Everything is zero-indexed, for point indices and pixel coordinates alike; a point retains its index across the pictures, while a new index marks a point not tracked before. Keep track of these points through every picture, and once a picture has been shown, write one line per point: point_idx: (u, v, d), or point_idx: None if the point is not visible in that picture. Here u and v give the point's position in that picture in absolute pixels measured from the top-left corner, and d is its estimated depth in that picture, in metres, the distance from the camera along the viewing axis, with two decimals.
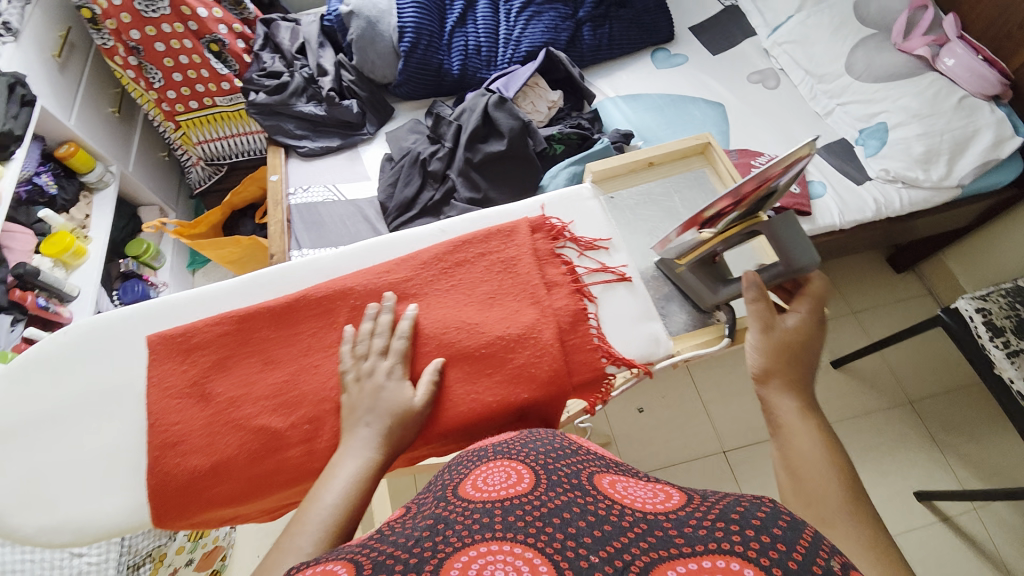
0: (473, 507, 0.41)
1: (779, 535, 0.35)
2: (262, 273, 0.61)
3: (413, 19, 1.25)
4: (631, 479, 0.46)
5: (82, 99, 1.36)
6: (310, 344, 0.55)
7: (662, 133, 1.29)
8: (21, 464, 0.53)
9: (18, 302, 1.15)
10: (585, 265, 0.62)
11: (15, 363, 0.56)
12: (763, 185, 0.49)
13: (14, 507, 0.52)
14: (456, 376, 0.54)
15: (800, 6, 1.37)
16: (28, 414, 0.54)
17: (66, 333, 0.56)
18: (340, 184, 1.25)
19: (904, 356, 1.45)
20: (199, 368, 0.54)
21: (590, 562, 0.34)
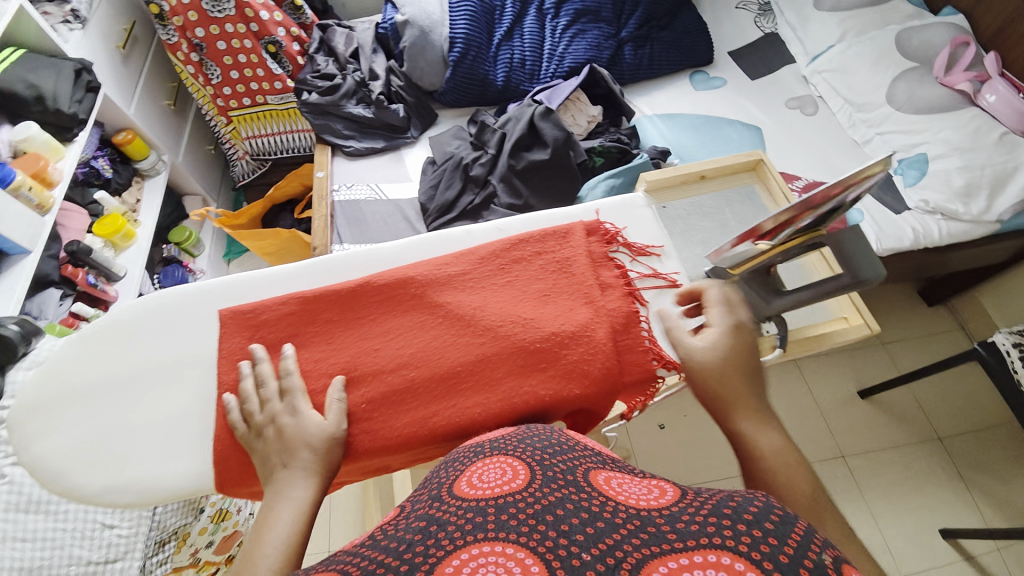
0: (467, 507, 0.41)
1: (770, 530, 0.36)
2: (326, 259, 0.64)
3: (464, 30, 1.30)
4: (627, 475, 0.47)
5: (141, 90, 1.42)
6: (370, 330, 0.58)
7: (699, 153, 1.31)
8: (90, 424, 0.56)
9: (70, 277, 1.18)
10: (637, 269, 0.64)
11: (91, 328, 0.60)
12: (825, 201, 0.53)
13: (81, 465, 0.55)
14: (509, 370, 0.55)
15: (842, 36, 1.37)
16: (99, 377, 0.57)
17: (143, 303, 0.60)
18: (383, 184, 1.29)
19: (933, 391, 1.42)
20: (264, 345, 0.57)
21: (582, 561, 0.35)
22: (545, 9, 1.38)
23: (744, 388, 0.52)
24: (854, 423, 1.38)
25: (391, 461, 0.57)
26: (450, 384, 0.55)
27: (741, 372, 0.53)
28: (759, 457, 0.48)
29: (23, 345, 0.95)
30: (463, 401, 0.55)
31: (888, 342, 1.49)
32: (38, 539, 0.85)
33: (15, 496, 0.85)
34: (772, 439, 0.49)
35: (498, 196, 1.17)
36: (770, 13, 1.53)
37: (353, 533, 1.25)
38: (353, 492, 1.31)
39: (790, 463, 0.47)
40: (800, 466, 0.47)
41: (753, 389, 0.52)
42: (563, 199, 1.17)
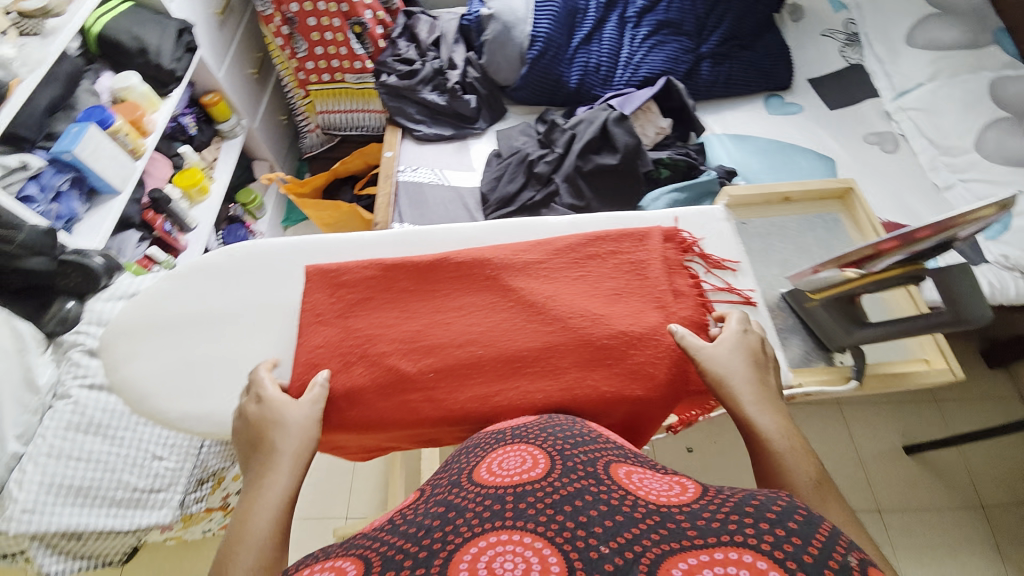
0: (487, 494, 0.45)
1: (795, 530, 0.36)
2: (409, 232, 0.74)
3: (546, 30, 1.32)
4: (649, 471, 0.49)
5: (231, 56, 1.50)
6: (443, 303, 0.65)
7: (764, 176, 1.27)
8: (194, 350, 0.66)
9: (149, 223, 1.27)
10: (711, 281, 0.70)
11: (206, 267, 0.70)
12: (920, 240, 0.54)
13: (184, 383, 0.65)
14: (576, 364, 0.60)
15: (934, 75, 1.32)
16: (207, 311, 0.68)
17: (249, 248, 0.70)
18: (446, 170, 1.32)
19: (983, 457, 1.34)
20: (343, 303, 0.65)
21: (600, 553, 0.37)
22: (627, 16, 1.39)
23: (745, 381, 0.56)
24: (892, 478, 1.32)
25: (448, 430, 0.61)
26: (520, 367, 0.61)
27: (740, 367, 0.57)
28: (759, 443, 0.52)
29: (106, 277, 1.02)
30: (530, 384, 0.60)
31: (940, 399, 1.41)
32: (92, 461, 0.90)
33: (78, 416, 0.90)
34: (774, 427, 0.52)
35: (561, 195, 1.18)
36: (858, 44, 1.48)
37: (372, 504, 1.29)
38: (377, 465, 1.35)
39: (791, 448, 0.50)
40: (802, 451, 0.50)
41: (756, 382, 0.56)
42: (625, 203, 1.19)
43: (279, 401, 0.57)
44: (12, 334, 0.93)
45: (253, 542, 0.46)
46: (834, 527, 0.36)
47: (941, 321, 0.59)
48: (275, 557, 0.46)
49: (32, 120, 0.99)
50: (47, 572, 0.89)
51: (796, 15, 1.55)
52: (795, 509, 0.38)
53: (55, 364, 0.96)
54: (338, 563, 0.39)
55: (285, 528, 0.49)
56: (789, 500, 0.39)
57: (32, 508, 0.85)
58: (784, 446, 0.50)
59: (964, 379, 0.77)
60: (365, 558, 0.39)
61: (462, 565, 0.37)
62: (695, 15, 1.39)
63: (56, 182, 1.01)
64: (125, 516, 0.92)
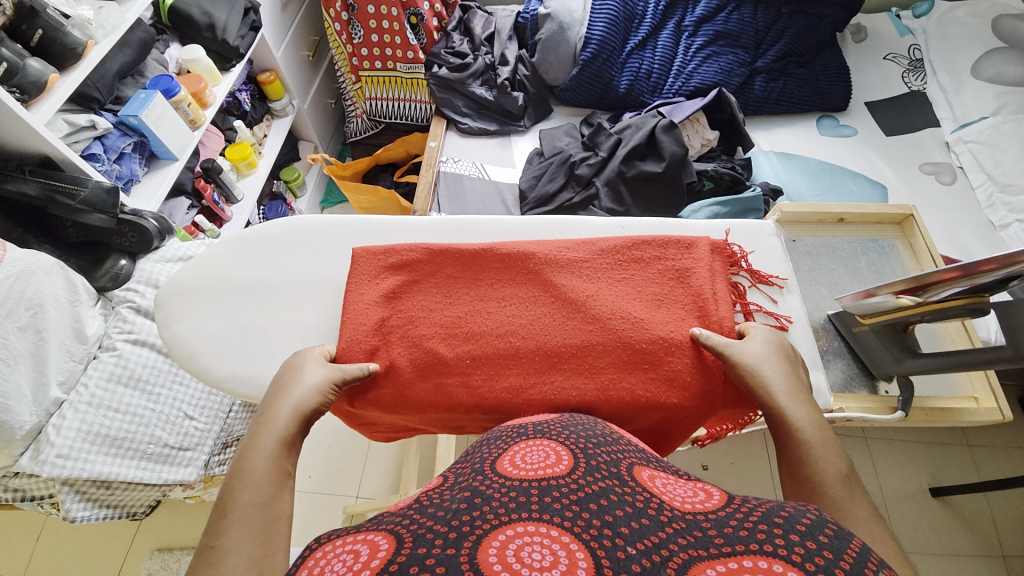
0: (511, 486, 0.44)
1: (827, 545, 0.35)
2: (455, 220, 0.76)
3: (601, 32, 1.31)
4: (671, 477, 0.48)
5: (290, 37, 1.54)
6: (486, 292, 0.67)
7: (811, 198, 1.24)
8: (241, 315, 0.69)
9: (199, 191, 1.32)
10: (758, 296, 0.71)
11: (261, 237, 0.73)
12: (989, 270, 0.52)
13: (229, 346, 0.68)
14: (613, 367, 0.61)
15: (997, 110, 1.27)
16: (256, 279, 0.71)
17: (303, 222, 0.74)
18: (487, 165, 1.34)
19: (1015, 509, 1.27)
20: (387, 283, 0.68)
21: (626, 554, 0.36)
22: (683, 25, 1.37)
23: (776, 374, 0.56)
24: (916, 520, 1.26)
25: (478, 419, 0.63)
26: (557, 364, 0.62)
27: (775, 364, 0.57)
28: (787, 434, 0.51)
29: (157, 240, 1.07)
30: (565, 381, 0.61)
31: (973, 445, 1.35)
32: (129, 412, 0.92)
33: (120, 368, 0.94)
34: (805, 419, 0.51)
35: (600, 199, 1.18)
36: (921, 70, 1.43)
37: (382, 486, 1.31)
38: (391, 449, 1.37)
39: (822, 441, 0.50)
40: (832, 446, 0.49)
41: (788, 375, 0.56)
42: (663, 211, 1.18)
43: (307, 358, 0.59)
44: (67, 285, 0.94)
45: (251, 478, 0.46)
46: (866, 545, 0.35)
47: (1002, 357, 0.60)
48: (273, 493, 0.46)
49: (102, 82, 1.03)
50: (74, 518, 0.88)
51: (858, 36, 1.51)
52: (825, 524, 0.37)
53: (103, 318, 1.00)
54: (368, 538, 0.39)
55: (285, 471, 0.49)
56: (820, 514, 0.38)
57: (67, 454, 0.85)
58: (814, 437, 0.50)
59: (1012, 422, 0.74)
60: (396, 535, 0.38)
61: (491, 555, 0.36)
62: (754, 29, 1.37)
63: (121, 144, 1.05)
64: (154, 470, 0.94)
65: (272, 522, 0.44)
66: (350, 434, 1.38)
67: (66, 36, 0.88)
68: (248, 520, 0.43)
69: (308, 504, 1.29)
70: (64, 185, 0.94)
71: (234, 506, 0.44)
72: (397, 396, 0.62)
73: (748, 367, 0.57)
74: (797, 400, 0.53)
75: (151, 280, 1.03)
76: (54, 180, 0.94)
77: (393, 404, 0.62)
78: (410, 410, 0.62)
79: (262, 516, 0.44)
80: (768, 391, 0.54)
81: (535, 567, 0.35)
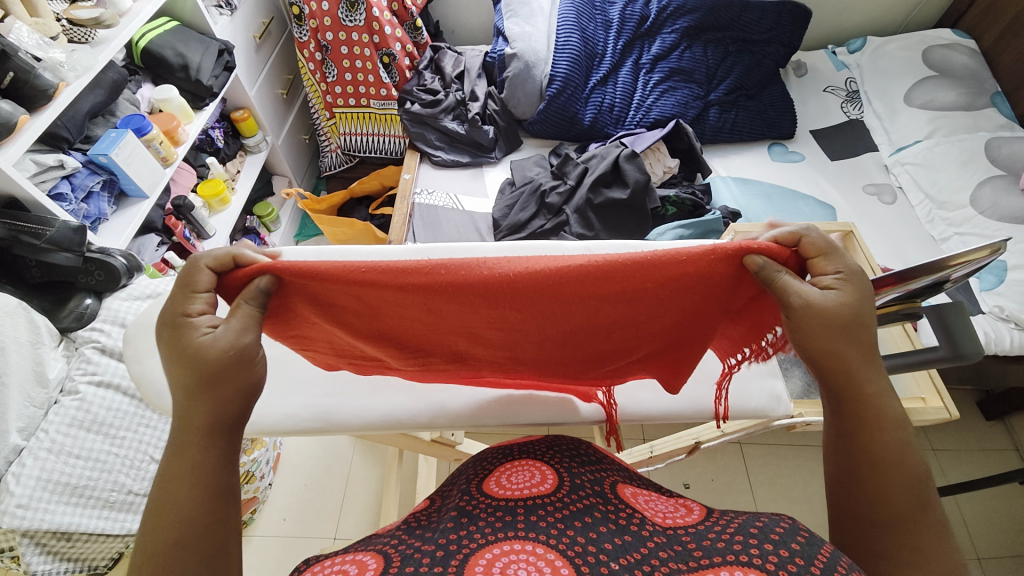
0: (498, 506, 0.45)
1: (798, 551, 0.37)
2: (431, 248, 0.79)
3: (565, 70, 1.39)
4: (653, 494, 0.50)
5: (264, 76, 1.57)
6: None
7: (768, 220, 1.32)
8: None
9: (170, 228, 1.31)
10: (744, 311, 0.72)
11: None
12: (933, 270, 0.55)
13: None
14: (638, 267, 0.50)
15: (931, 134, 1.39)
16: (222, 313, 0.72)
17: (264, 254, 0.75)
18: (461, 196, 1.38)
19: (980, 509, 1.32)
20: None
21: (610, 569, 0.38)
22: (641, 63, 1.47)
23: (827, 326, 0.46)
24: None
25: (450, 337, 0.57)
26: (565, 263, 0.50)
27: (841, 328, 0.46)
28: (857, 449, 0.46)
29: (125, 277, 1.04)
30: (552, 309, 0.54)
31: (937, 448, 1.40)
32: (90, 458, 0.88)
33: (83, 413, 0.89)
34: (887, 432, 0.45)
35: (570, 225, 1.23)
36: (858, 101, 1.56)
37: (361, 524, 1.27)
38: (370, 484, 1.33)
39: (902, 439, 0.45)
40: (912, 446, 0.45)
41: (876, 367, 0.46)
42: (631, 234, 1.24)
43: (203, 337, 0.45)
44: (28, 327, 0.91)
45: (173, 506, 0.41)
46: (832, 549, 0.37)
47: (939, 358, 0.66)
48: (214, 518, 0.42)
49: (72, 122, 1.03)
50: (33, 572, 0.83)
51: (800, 72, 1.63)
52: (795, 531, 0.39)
53: (65, 360, 0.95)
54: (357, 558, 0.40)
55: (225, 486, 0.43)
56: (790, 521, 0.40)
57: (26, 503, 0.80)
58: (890, 451, 0.45)
59: (958, 419, 0.79)
60: (385, 555, 0.40)
61: (478, 568, 0.38)
62: (706, 66, 1.48)
63: (89, 182, 1.05)
64: (116, 519, 0.89)
65: (226, 546, 0.42)
66: (326, 472, 1.34)
67: (37, 78, 0.88)
68: (195, 554, 0.40)
69: (283, 548, 1.23)
70: (29, 224, 0.93)
71: (163, 548, 0.40)
72: (323, 299, 0.53)
73: (816, 336, 0.46)
74: (885, 392, 0.46)
75: (118, 318, 1.01)
76: (20, 220, 0.93)
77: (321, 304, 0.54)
78: (349, 312, 0.55)
79: (209, 546, 0.41)
80: (850, 387, 0.46)
81: None
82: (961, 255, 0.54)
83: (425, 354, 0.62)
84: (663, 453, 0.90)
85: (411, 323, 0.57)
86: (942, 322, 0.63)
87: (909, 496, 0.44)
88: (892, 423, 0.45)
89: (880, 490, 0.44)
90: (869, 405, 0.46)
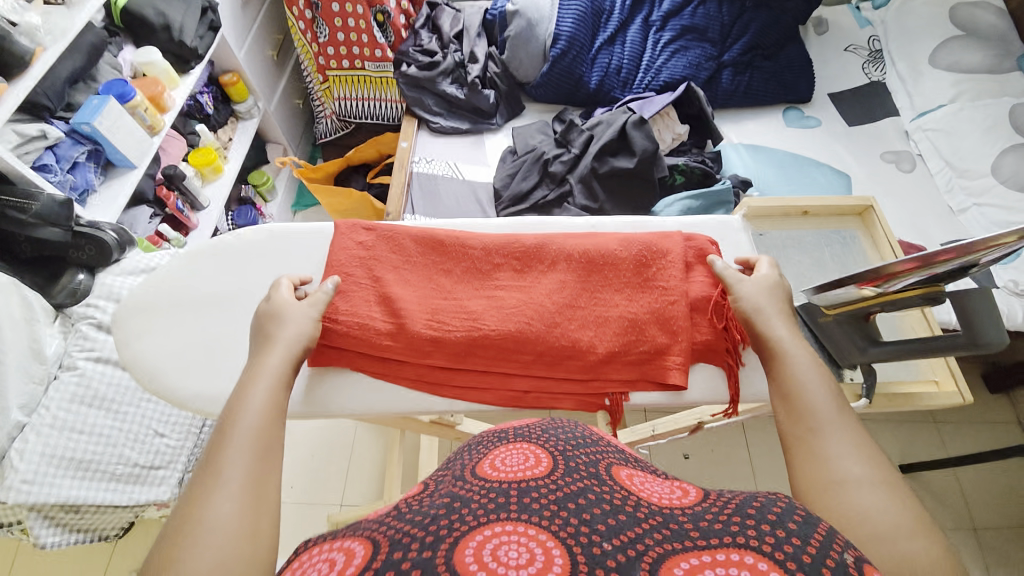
0: (492, 487, 0.44)
1: (794, 531, 0.36)
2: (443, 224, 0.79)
3: (570, 28, 1.31)
4: (647, 474, 0.49)
5: (252, 37, 1.49)
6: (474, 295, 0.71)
7: (779, 191, 1.27)
8: (199, 332, 0.68)
9: (162, 200, 1.27)
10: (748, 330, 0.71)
11: (216, 244, 0.73)
12: (962, 254, 0.52)
13: (189, 366, 0.67)
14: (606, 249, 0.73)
15: (955, 97, 1.31)
16: (213, 293, 0.70)
17: (261, 230, 0.74)
18: (461, 164, 1.33)
19: (978, 481, 1.33)
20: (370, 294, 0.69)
21: (602, 551, 0.36)
22: (651, 20, 1.38)
23: (781, 321, 0.60)
24: None
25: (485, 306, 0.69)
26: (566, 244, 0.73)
27: (772, 300, 0.62)
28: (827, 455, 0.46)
29: (117, 252, 1.01)
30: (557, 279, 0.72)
31: (938, 421, 1.40)
32: (95, 434, 0.88)
33: (83, 388, 0.89)
34: (846, 433, 0.47)
35: (574, 196, 1.18)
36: (881, 61, 1.47)
37: (367, 492, 1.30)
38: (374, 454, 1.35)
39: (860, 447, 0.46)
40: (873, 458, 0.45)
41: (824, 385, 0.52)
42: (637, 206, 1.19)
43: (286, 303, 0.61)
44: (22, 304, 0.91)
45: (211, 490, 0.42)
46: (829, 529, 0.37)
47: (958, 345, 0.62)
48: (250, 503, 0.42)
49: (52, 89, 0.98)
50: (43, 544, 0.84)
51: (820, 29, 1.54)
52: (792, 509, 0.38)
53: (62, 336, 0.95)
54: (346, 544, 0.39)
55: (259, 477, 0.44)
56: (789, 501, 0.40)
57: (32, 479, 0.82)
58: (853, 450, 0.45)
59: (971, 403, 0.77)
60: (373, 540, 0.39)
61: (468, 556, 0.36)
62: (720, 23, 1.39)
63: (73, 153, 1.00)
64: (124, 491, 0.89)
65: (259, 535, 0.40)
66: (330, 443, 1.36)
67: (13, 44, 0.83)
68: (236, 532, 0.39)
69: (291, 516, 1.27)
70: (16, 199, 0.90)
71: (204, 517, 0.40)
72: (375, 270, 0.70)
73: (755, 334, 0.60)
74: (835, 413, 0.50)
75: (112, 293, 0.99)
76: (6, 195, 0.90)
77: (373, 278, 0.70)
78: (400, 292, 0.70)
79: (249, 529, 0.40)
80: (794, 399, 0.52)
81: (512, 566, 0.35)
82: (992, 240, 0.51)
83: (431, 356, 0.67)
84: (665, 432, 0.90)
85: (436, 290, 0.71)
86: (967, 309, 0.60)
87: (892, 498, 0.41)
88: (850, 435, 0.47)
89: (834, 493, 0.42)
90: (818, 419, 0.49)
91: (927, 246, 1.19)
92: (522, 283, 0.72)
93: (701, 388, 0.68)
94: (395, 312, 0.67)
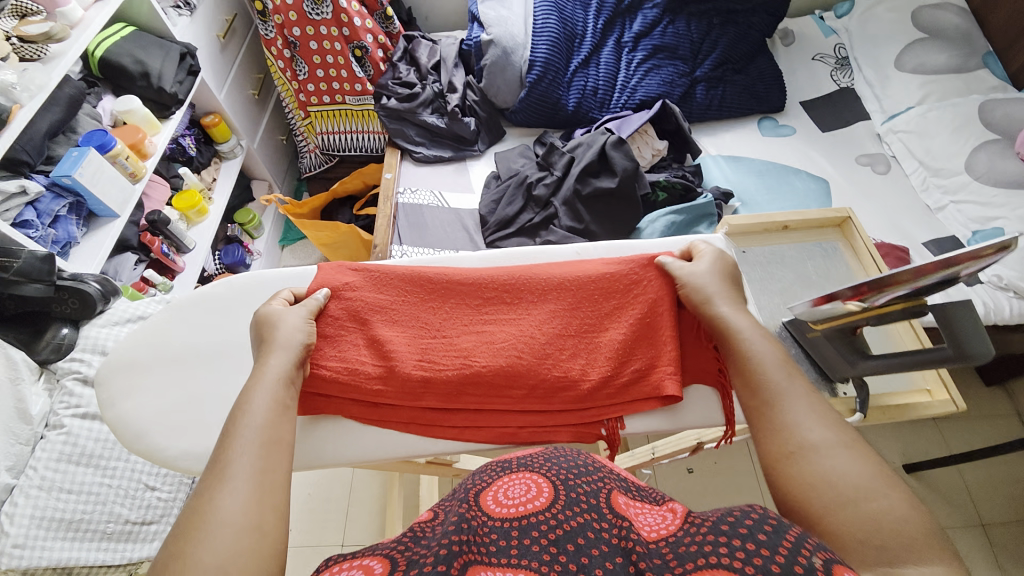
0: (492, 527, 0.43)
1: (765, 542, 0.36)
2: (429, 261, 0.79)
3: (545, 53, 1.34)
4: (645, 505, 0.48)
5: (232, 78, 1.50)
6: (463, 331, 0.70)
7: (761, 199, 1.29)
8: (185, 386, 0.67)
9: (146, 245, 1.25)
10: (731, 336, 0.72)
11: (200, 292, 0.73)
12: (949, 266, 0.53)
13: (176, 422, 0.65)
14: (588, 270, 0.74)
15: (923, 99, 1.35)
16: (200, 345, 0.70)
17: (247, 277, 0.74)
18: (446, 192, 1.33)
19: (983, 476, 1.33)
20: (359, 337, 0.68)
21: None
22: (623, 41, 1.42)
23: (726, 300, 0.64)
24: None
25: (472, 347, 0.69)
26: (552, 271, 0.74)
27: (718, 281, 0.66)
28: (788, 423, 0.51)
29: (102, 302, 1.00)
30: (540, 315, 0.71)
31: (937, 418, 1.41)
32: (83, 492, 0.85)
33: (70, 447, 0.87)
34: (800, 400, 0.52)
35: (559, 217, 1.20)
36: (848, 68, 1.52)
37: (368, 530, 1.27)
38: (375, 490, 1.33)
39: (811, 408, 0.51)
40: (824, 417, 0.50)
41: (769, 354, 0.57)
42: (623, 225, 1.20)
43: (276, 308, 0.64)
44: (7, 363, 0.90)
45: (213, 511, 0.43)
46: (799, 533, 0.37)
47: (945, 357, 0.63)
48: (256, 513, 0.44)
49: (31, 144, 0.98)
50: None
51: (787, 41, 1.59)
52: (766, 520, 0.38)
53: (47, 393, 0.93)
54: (364, 562, 0.39)
55: (262, 484, 0.46)
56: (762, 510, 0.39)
57: (24, 542, 0.79)
58: (811, 416, 0.50)
59: (965, 410, 0.78)
60: (391, 558, 0.39)
61: None
62: (690, 40, 1.43)
63: (54, 207, 1.00)
64: (115, 550, 0.85)
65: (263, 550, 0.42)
66: (329, 482, 1.34)
67: None
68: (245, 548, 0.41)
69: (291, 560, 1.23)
70: None
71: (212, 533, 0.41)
72: (361, 313, 0.70)
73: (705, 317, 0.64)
74: (783, 380, 0.54)
75: (98, 346, 0.98)
76: None
77: (360, 321, 0.69)
78: (389, 333, 0.69)
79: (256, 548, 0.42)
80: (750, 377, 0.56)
81: None
82: (976, 250, 0.51)
83: (419, 395, 0.66)
84: (665, 453, 0.90)
85: (424, 329, 0.70)
86: (949, 323, 0.61)
87: (855, 456, 0.46)
88: (801, 397, 0.52)
89: (805, 468, 0.47)
90: (772, 392, 0.54)
91: (909, 247, 1.21)
92: (510, 316, 0.72)
93: (698, 410, 0.68)
94: (384, 354, 0.67)
